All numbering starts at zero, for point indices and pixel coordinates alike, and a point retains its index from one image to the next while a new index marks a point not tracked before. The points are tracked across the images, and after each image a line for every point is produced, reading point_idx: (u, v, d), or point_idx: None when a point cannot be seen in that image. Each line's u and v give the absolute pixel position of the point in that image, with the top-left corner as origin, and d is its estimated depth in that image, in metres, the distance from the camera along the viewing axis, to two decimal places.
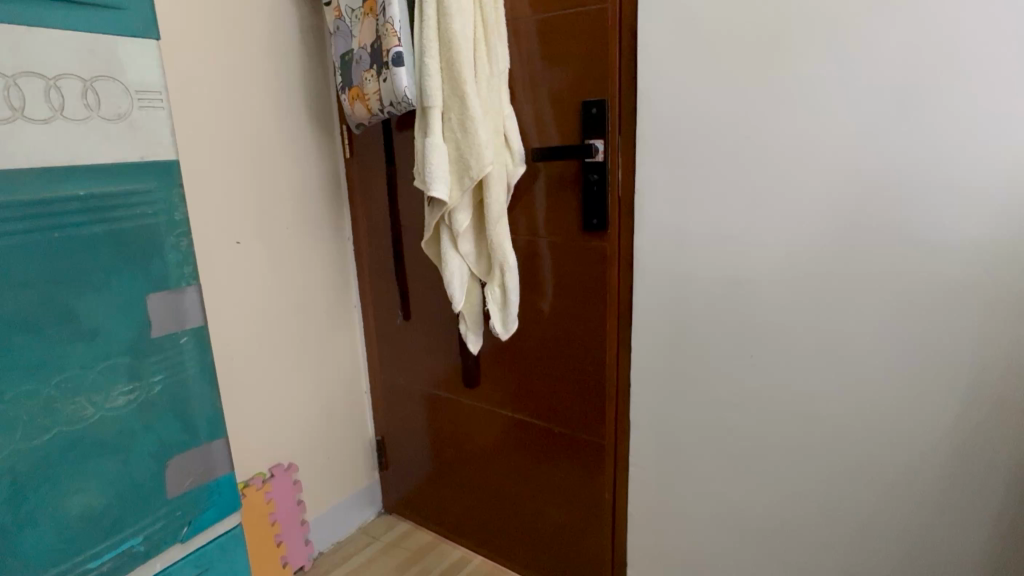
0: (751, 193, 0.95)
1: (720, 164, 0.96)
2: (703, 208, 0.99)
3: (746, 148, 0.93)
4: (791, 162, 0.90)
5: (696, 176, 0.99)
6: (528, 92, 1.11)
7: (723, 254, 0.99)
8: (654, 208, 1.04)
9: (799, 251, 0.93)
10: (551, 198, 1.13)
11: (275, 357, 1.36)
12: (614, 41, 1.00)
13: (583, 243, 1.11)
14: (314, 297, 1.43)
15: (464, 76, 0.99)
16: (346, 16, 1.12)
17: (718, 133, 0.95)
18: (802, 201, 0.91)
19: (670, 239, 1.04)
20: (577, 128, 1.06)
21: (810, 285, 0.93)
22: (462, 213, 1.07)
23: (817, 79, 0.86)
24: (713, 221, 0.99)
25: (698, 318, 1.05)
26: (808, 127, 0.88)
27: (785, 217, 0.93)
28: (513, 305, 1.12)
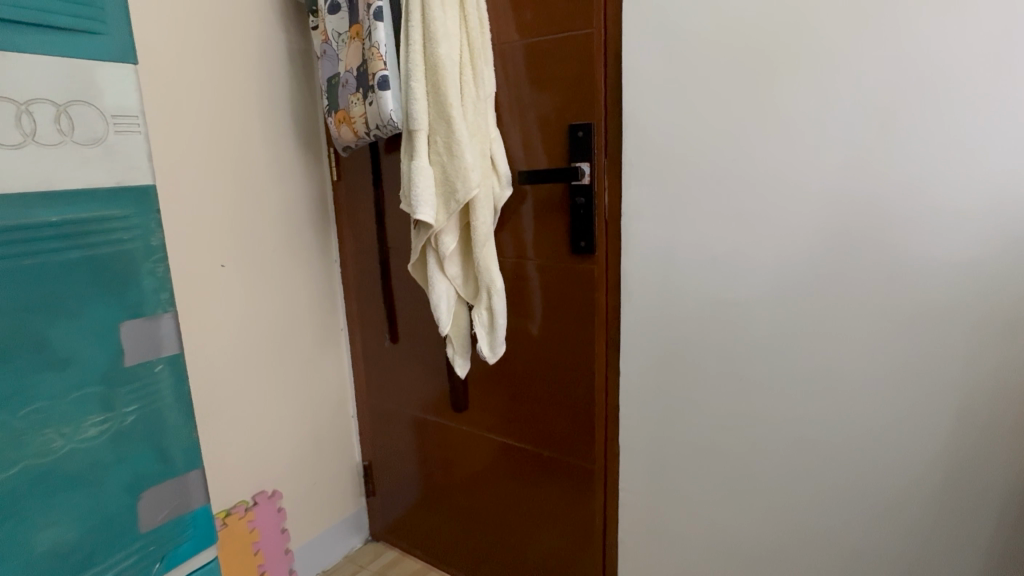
0: (738, 214, 0.95)
1: (708, 185, 0.96)
2: (691, 228, 0.99)
3: (732, 169, 0.94)
4: (777, 184, 0.91)
5: (684, 196, 0.98)
6: (515, 115, 1.11)
7: (712, 275, 0.99)
8: (642, 230, 1.03)
9: (786, 274, 0.93)
10: (538, 221, 1.12)
11: (258, 384, 1.34)
12: (601, 64, 1.00)
13: (571, 265, 1.11)
14: (299, 322, 1.41)
15: (450, 99, 0.99)
16: (333, 40, 1.12)
17: (706, 153, 0.95)
18: (788, 222, 0.91)
19: (659, 261, 1.03)
20: (564, 151, 1.06)
21: (798, 308, 0.93)
22: (448, 236, 1.07)
23: (800, 102, 0.87)
24: (702, 242, 0.99)
25: (688, 342, 1.04)
26: (793, 149, 0.89)
27: (773, 238, 0.93)
28: (501, 328, 1.11)
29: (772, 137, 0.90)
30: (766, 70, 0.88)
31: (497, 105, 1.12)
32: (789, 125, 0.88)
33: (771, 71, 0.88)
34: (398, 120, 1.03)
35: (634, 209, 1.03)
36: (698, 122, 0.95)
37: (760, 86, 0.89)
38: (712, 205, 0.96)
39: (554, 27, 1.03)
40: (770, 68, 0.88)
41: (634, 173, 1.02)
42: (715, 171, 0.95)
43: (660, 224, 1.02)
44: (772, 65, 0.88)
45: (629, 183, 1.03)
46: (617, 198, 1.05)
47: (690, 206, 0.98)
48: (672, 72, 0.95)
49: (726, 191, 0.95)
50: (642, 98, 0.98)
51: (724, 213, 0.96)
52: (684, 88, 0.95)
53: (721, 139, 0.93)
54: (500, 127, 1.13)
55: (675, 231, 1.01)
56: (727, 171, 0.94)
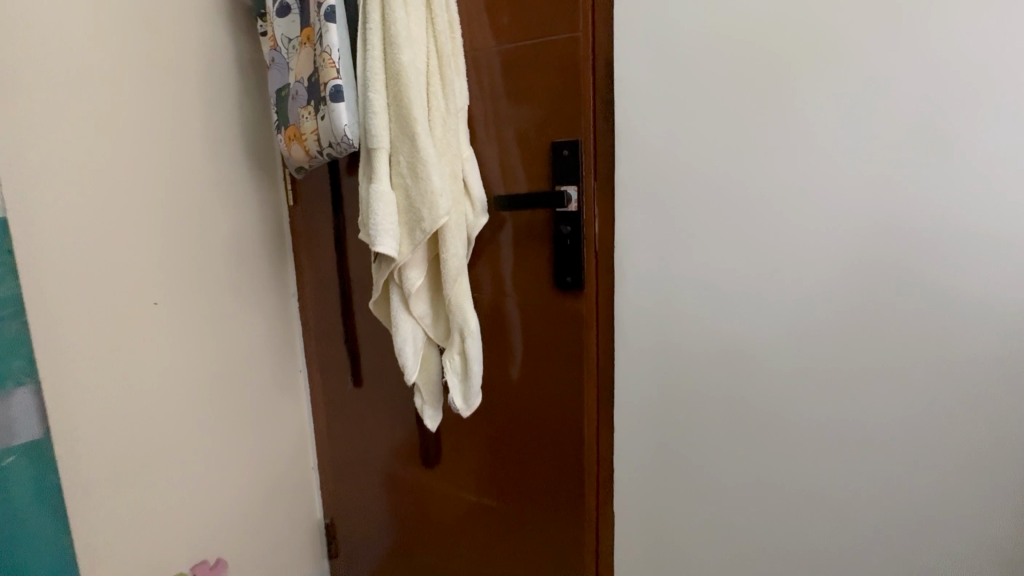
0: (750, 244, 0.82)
1: (713, 212, 0.83)
2: (693, 261, 0.86)
3: (742, 194, 0.81)
4: (795, 209, 0.78)
5: (686, 223, 0.85)
6: (491, 132, 0.97)
7: (719, 314, 0.86)
8: (637, 263, 0.90)
9: (809, 315, 0.79)
10: (517, 252, 0.97)
11: (204, 441, 1.15)
12: (589, 73, 0.87)
13: (557, 304, 0.94)
14: (250, 365, 1.24)
15: (414, 112, 0.85)
16: (282, 46, 0.98)
17: (712, 175, 0.82)
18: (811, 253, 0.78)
19: (659, 300, 0.89)
20: (547, 173, 0.92)
21: (822, 355, 0.80)
22: (414, 271, 0.92)
23: (824, 115, 0.75)
24: (707, 278, 0.85)
25: (692, 394, 0.90)
26: (813, 170, 0.76)
27: (791, 271, 0.80)
28: (477, 376, 0.96)
29: (790, 157, 0.77)
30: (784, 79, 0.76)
31: (470, 121, 0.98)
32: (810, 142, 0.76)
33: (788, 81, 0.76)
34: (352, 137, 0.88)
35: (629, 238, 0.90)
36: (702, 140, 0.82)
37: (776, 99, 0.77)
38: (718, 234, 0.84)
39: (535, 31, 0.89)
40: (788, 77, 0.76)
41: (628, 198, 0.89)
42: (722, 194, 0.82)
43: (658, 257, 0.88)
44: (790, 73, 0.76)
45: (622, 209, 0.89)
46: (609, 225, 0.91)
47: (693, 235, 0.85)
48: (672, 82, 0.83)
49: (735, 218, 0.82)
50: (638, 112, 0.86)
51: (733, 243, 0.83)
52: (687, 101, 0.82)
53: (729, 159, 0.81)
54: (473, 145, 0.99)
55: (676, 265, 0.87)
56: (736, 195, 0.81)
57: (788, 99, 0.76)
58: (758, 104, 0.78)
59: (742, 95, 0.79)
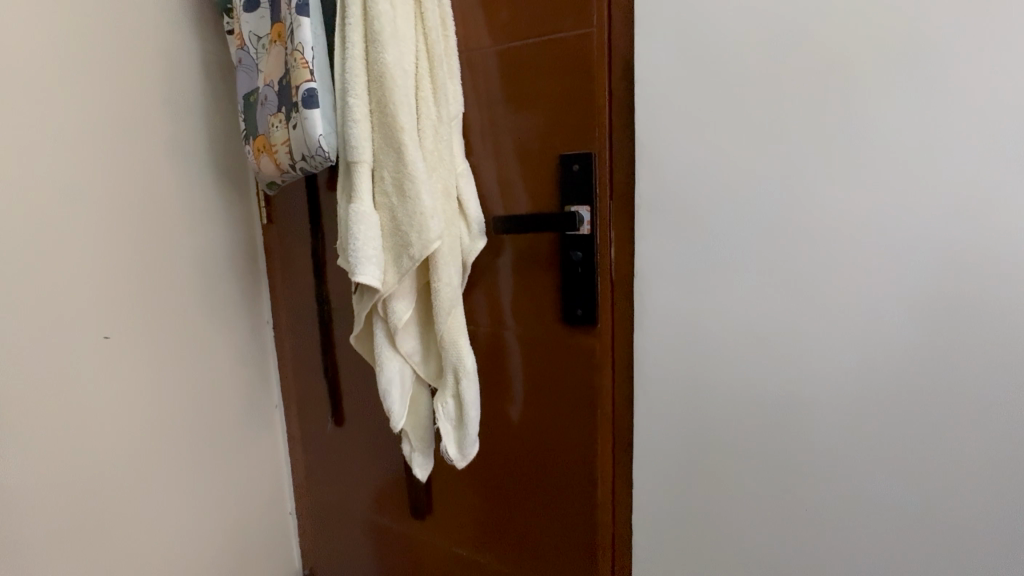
0: (796, 280, 0.69)
1: (750, 240, 0.70)
2: (726, 298, 0.73)
3: (785, 222, 0.68)
4: (849, 240, 0.65)
5: (717, 254, 0.72)
6: (489, 143, 0.85)
7: (757, 361, 0.73)
8: (659, 297, 0.77)
9: (867, 362, 0.67)
10: (521, 280, 0.84)
11: (166, 492, 1.02)
12: (603, 75, 0.75)
13: (565, 340, 0.82)
14: (219, 403, 1.11)
15: (401, 121, 0.74)
16: (249, 45, 0.86)
17: (750, 198, 0.69)
18: (871, 293, 0.65)
19: (686, 340, 0.76)
20: (554, 190, 0.80)
21: (883, 412, 0.67)
22: (401, 302, 0.80)
23: (887, 126, 0.61)
24: (743, 317, 0.72)
25: (723, 451, 0.77)
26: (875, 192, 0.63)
27: (845, 312, 0.67)
28: (473, 423, 0.84)
29: (845, 177, 0.64)
30: (838, 81, 0.63)
31: (465, 131, 0.86)
32: (874, 159, 0.62)
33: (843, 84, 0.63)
34: (327, 150, 0.75)
35: (650, 268, 0.77)
36: (738, 158, 0.69)
37: (828, 106, 0.64)
38: (756, 268, 0.70)
39: (540, 28, 0.78)
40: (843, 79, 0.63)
41: (647, 221, 0.76)
42: (761, 222, 0.69)
43: (684, 291, 0.75)
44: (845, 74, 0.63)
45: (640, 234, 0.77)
46: (626, 252, 0.78)
47: (724, 268, 0.72)
48: (702, 88, 0.70)
49: (778, 250, 0.69)
50: (661, 122, 0.73)
51: (774, 278, 0.70)
52: (718, 110, 0.70)
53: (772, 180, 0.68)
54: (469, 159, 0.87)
55: (704, 302, 0.74)
56: (781, 223, 0.68)
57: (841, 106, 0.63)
58: (810, 112, 0.65)
59: (789, 105, 0.66)
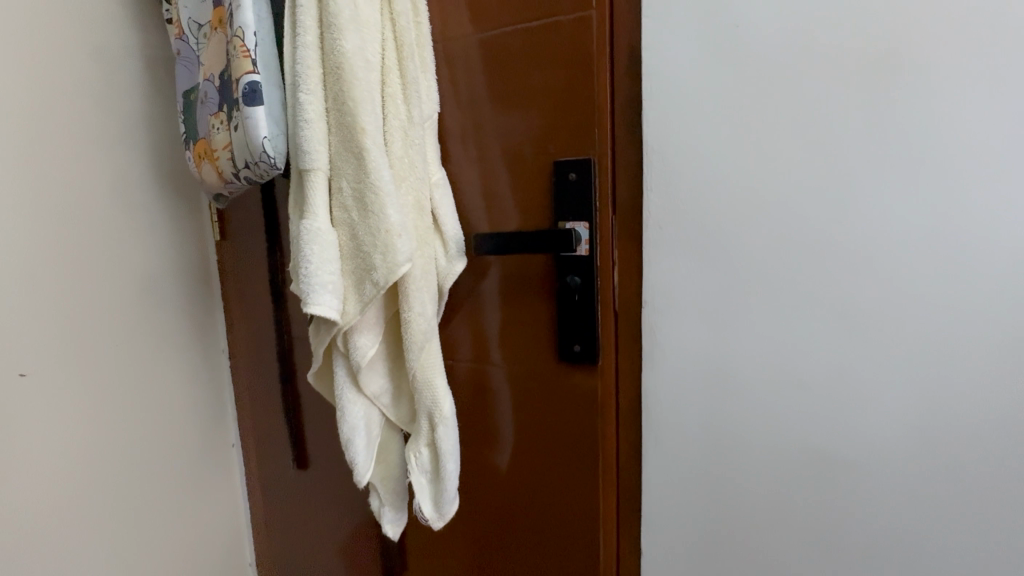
0: (842, 311, 0.57)
1: (786, 262, 0.59)
2: (755, 331, 0.61)
3: (829, 240, 0.57)
4: (908, 261, 0.54)
5: (745, 278, 0.60)
6: (469, 148, 0.73)
7: (792, 407, 0.61)
8: (675, 331, 0.64)
9: (930, 409, 0.55)
10: (508, 308, 0.72)
11: (105, 555, 0.88)
12: (604, 67, 0.63)
13: (560, 380, 0.70)
14: (168, 447, 0.97)
15: (362, 120, 0.61)
16: (189, 34, 0.73)
17: (785, 211, 0.58)
18: (934, 326, 0.54)
19: (708, 383, 0.64)
20: (547, 204, 0.68)
21: (949, 469, 0.55)
22: (365, 335, 0.67)
23: (951, 127, 0.51)
24: (775, 354, 0.60)
25: (754, 513, 0.64)
26: (938, 206, 0.53)
27: (902, 350, 0.55)
28: (451, 478, 0.71)
29: (900, 187, 0.54)
30: (890, 72, 0.53)
31: (441, 135, 0.74)
32: (934, 167, 0.52)
33: (895, 78, 0.53)
34: (274, 156, 0.62)
35: (661, 297, 0.64)
36: (769, 164, 0.58)
37: (877, 103, 0.54)
38: (793, 295, 0.59)
39: (529, 12, 0.66)
40: (897, 70, 0.53)
41: (657, 241, 0.63)
42: (799, 241, 0.58)
43: (703, 323, 0.63)
44: (898, 66, 0.53)
45: (650, 256, 0.64)
46: (632, 279, 0.65)
47: (754, 295, 0.60)
48: (723, 81, 0.59)
49: (820, 274, 0.58)
50: (673, 122, 0.61)
51: (815, 308, 0.58)
52: (743, 107, 0.58)
53: (811, 191, 0.57)
54: (446, 167, 0.75)
55: (728, 336, 0.62)
56: (823, 242, 0.57)
57: (894, 103, 0.53)
58: (855, 111, 0.55)
59: (830, 102, 0.55)
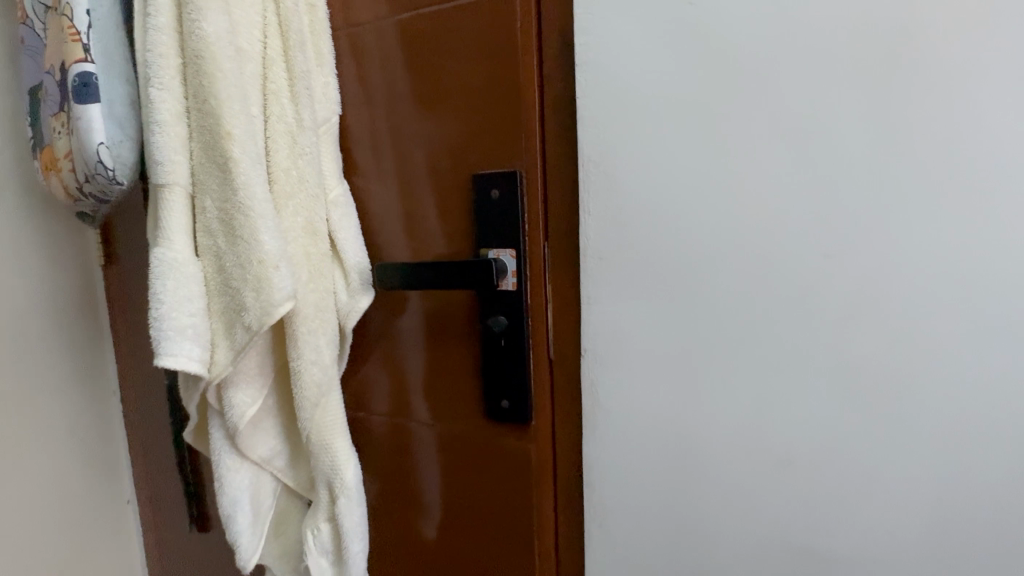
0: (831, 370, 0.45)
1: (758, 307, 0.46)
2: (720, 392, 0.48)
3: (812, 281, 0.45)
4: (911, 310, 0.42)
5: (708, 326, 0.48)
6: (378, 157, 0.60)
7: (768, 490, 0.48)
8: (623, 387, 0.51)
9: (943, 495, 0.43)
10: (427, 354, 0.59)
11: None
12: (531, 59, 0.51)
13: (487, 442, 0.57)
14: (52, 515, 0.81)
15: (227, 124, 0.49)
16: (32, 16, 0.59)
17: (755, 243, 0.46)
18: (949, 393, 0.42)
19: (663, 452, 0.51)
20: (469, 226, 0.56)
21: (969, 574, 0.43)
22: (242, 391, 0.54)
23: (972, 137, 0.40)
24: (746, 423, 0.48)
25: None
26: (952, 239, 0.41)
27: (905, 421, 0.43)
28: (357, 561, 0.58)
29: (901, 215, 0.42)
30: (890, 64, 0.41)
31: (343, 142, 0.61)
32: (947, 188, 0.40)
33: (897, 71, 0.41)
34: (113, 168, 0.50)
35: (606, 344, 0.51)
36: (735, 183, 0.46)
37: (873, 104, 0.42)
38: (769, 347, 0.46)
39: None
40: (898, 60, 0.41)
41: (600, 276, 0.51)
42: (773, 279, 0.46)
43: (656, 378, 0.50)
44: (898, 56, 0.41)
45: (590, 295, 0.51)
46: (571, 322, 0.53)
47: (717, 347, 0.48)
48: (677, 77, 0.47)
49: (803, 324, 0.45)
50: (616, 128, 0.49)
51: (797, 365, 0.46)
52: (702, 111, 0.46)
53: (789, 217, 0.45)
54: (351, 183, 0.62)
55: (688, 398, 0.49)
56: (804, 282, 0.45)
57: (894, 104, 0.41)
58: (843, 115, 0.43)
59: (812, 103, 0.43)
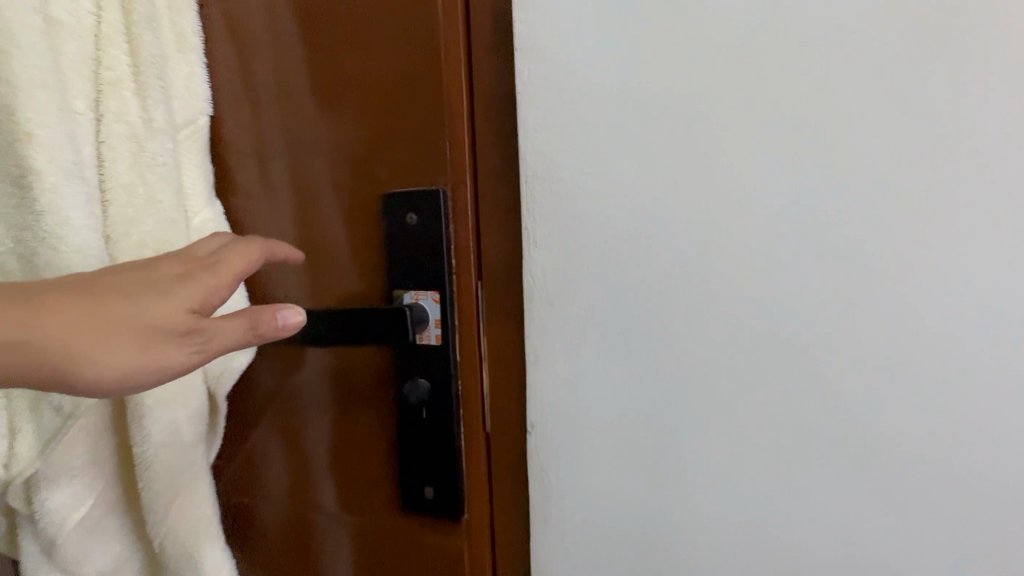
0: (852, 450, 0.35)
1: (757, 368, 0.36)
2: (709, 478, 0.37)
3: (825, 336, 0.34)
4: (959, 378, 0.33)
5: (692, 393, 0.37)
6: (266, 165, 0.45)
7: None
8: (581, 469, 0.39)
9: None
10: (330, 423, 0.45)
11: None
12: (456, 42, 0.40)
13: (412, 535, 0.44)
14: None
15: (29, 124, 0.36)
16: None
17: (752, 285, 0.35)
18: (1015, 484, 0.32)
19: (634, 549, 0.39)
20: (382, 258, 0.43)
21: None
22: (65, 489, 0.39)
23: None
24: (741, 517, 0.37)
25: None
26: (1016, 286, 0.31)
27: (951, 519, 0.34)
28: None
29: (945, 256, 0.32)
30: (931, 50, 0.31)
31: (216, 153, 0.46)
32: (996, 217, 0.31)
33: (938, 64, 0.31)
34: None
35: (559, 414, 0.39)
36: (724, 208, 0.35)
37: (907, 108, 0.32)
38: (773, 421, 0.36)
39: None
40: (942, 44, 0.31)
41: (551, 326, 0.39)
42: (775, 332, 0.35)
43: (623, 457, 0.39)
44: (941, 50, 0.31)
45: (536, 352, 0.39)
46: (512, 384, 0.40)
47: (705, 420, 0.37)
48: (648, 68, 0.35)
49: (814, 390, 0.35)
50: (570, 135, 0.37)
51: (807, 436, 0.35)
52: (680, 113, 0.35)
53: (796, 251, 0.34)
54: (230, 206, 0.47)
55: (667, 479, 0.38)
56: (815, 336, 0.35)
57: (936, 112, 0.32)
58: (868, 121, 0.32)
59: (822, 108, 0.33)
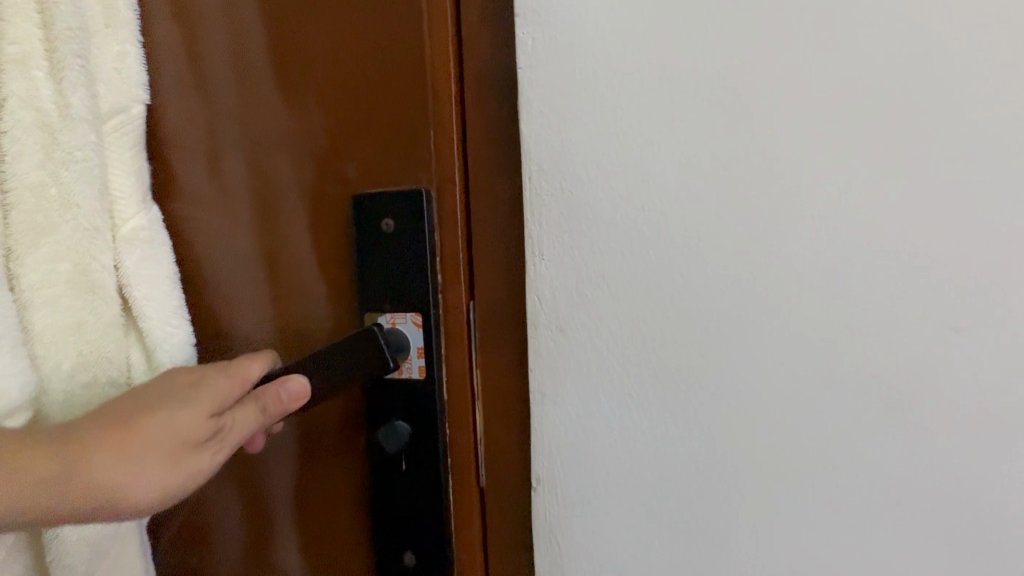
0: (971, 548, 0.25)
1: (838, 430, 0.26)
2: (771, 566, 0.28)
3: (936, 391, 0.25)
4: None
5: (749, 460, 0.27)
6: (216, 159, 0.37)
7: None
8: (603, 545, 0.30)
9: None
10: (296, 474, 0.37)
11: None
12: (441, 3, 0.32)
13: None
14: None
15: None
16: None
17: (834, 317, 0.26)
18: None
19: None
20: (353, 273, 0.35)
21: None
22: None
23: None
24: None
25: None
26: None
27: None
28: None
29: None
30: None
31: (153, 148, 0.38)
32: None
33: None
34: None
35: (573, 473, 0.30)
36: (803, 201, 0.26)
37: None
38: (859, 502, 0.26)
39: None
40: None
41: (561, 364, 0.29)
42: (865, 382, 0.26)
43: (659, 531, 0.29)
44: None
45: (543, 394, 0.30)
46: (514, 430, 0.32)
47: (767, 497, 0.27)
48: (692, 28, 0.26)
49: (920, 463, 0.26)
50: (586, 116, 0.28)
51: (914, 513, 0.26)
52: (735, 87, 0.26)
53: (900, 261, 0.25)
54: (169, 212, 0.38)
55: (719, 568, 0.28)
56: (922, 389, 0.25)
57: None
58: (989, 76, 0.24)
59: (933, 79, 0.24)
